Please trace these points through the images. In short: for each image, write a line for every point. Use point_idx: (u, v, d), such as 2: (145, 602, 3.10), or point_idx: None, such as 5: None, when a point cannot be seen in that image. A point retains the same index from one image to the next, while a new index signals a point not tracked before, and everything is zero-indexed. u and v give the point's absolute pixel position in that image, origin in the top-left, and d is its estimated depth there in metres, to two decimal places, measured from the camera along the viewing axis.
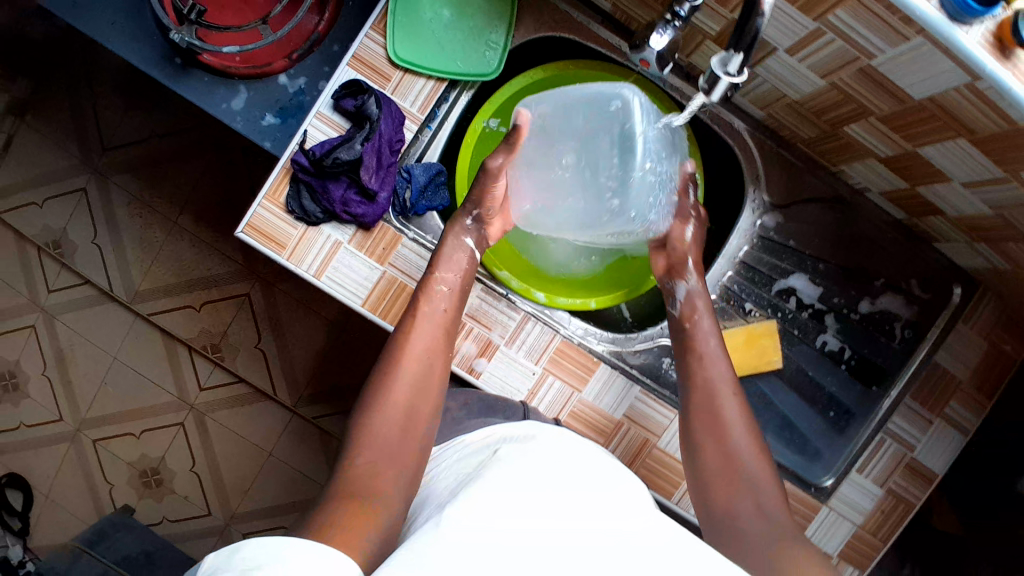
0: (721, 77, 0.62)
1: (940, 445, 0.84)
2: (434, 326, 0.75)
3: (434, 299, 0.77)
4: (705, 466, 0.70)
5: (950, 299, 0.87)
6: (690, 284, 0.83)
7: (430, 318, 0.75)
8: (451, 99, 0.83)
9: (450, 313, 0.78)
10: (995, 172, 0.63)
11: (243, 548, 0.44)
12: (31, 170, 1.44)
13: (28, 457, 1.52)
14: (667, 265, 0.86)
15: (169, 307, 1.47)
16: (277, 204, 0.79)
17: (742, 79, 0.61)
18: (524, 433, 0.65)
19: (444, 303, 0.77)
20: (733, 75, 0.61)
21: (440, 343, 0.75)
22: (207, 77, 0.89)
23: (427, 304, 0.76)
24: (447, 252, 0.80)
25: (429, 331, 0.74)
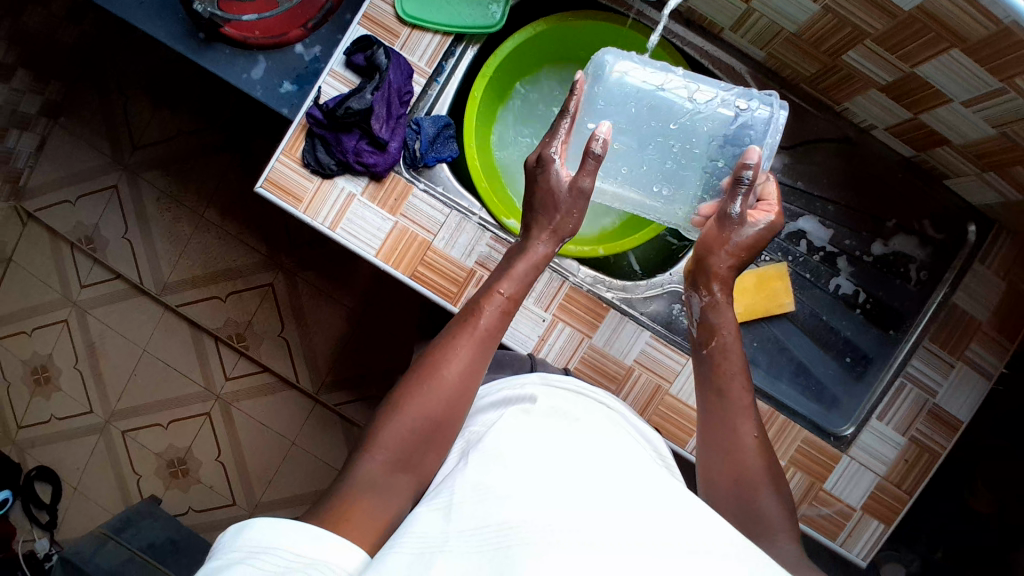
0: None
1: (964, 389, 0.81)
2: (485, 340, 0.70)
3: (493, 310, 0.72)
4: (715, 397, 0.70)
5: (965, 239, 0.86)
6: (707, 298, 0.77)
7: (487, 329, 0.71)
8: (457, 53, 0.86)
9: (504, 329, 0.73)
10: (991, 83, 0.64)
11: (250, 527, 0.49)
12: (66, 169, 1.50)
13: (60, 449, 1.56)
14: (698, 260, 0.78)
15: (196, 298, 1.50)
16: (293, 159, 0.81)
17: None
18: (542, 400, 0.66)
19: (501, 317, 0.72)
20: None
21: (488, 357, 0.70)
22: (229, 49, 0.93)
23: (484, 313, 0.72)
24: (516, 269, 0.75)
25: (482, 341, 0.70)
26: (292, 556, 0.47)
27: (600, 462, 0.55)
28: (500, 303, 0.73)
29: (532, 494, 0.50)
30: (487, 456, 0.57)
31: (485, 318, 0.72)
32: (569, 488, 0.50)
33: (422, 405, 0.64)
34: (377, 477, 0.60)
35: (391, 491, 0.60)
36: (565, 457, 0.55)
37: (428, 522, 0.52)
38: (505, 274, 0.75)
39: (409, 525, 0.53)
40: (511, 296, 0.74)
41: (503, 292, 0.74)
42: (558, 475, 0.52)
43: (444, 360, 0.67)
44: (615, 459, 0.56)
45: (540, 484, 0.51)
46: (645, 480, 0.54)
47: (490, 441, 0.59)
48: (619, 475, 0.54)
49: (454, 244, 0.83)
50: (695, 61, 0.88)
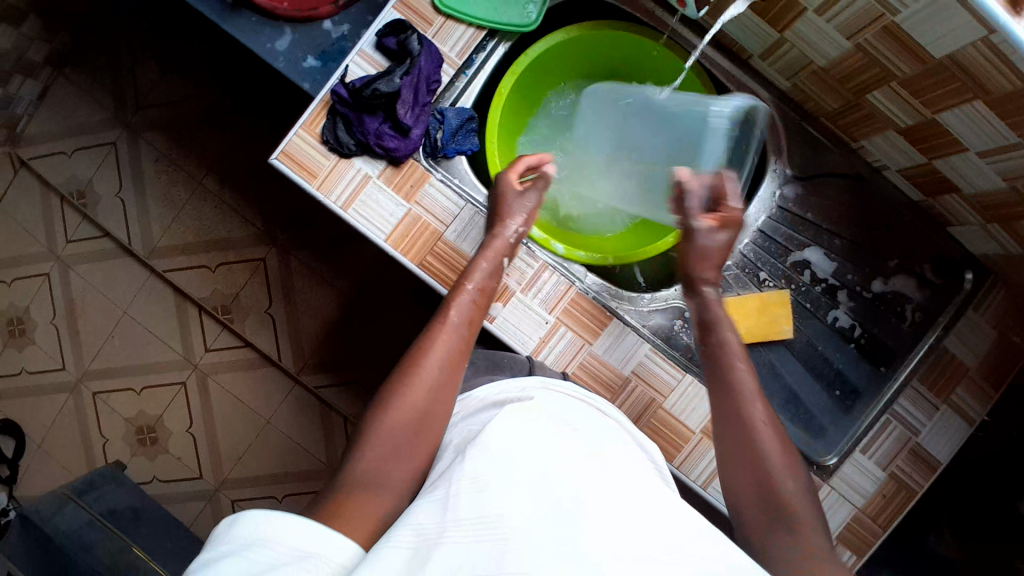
0: None
1: (946, 432, 0.83)
2: (458, 332, 0.72)
3: (463, 304, 0.74)
4: None
5: (962, 285, 0.88)
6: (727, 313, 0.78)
7: (456, 321, 0.73)
8: (488, 48, 0.86)
9: (476, 321, 0.75)
10: (1010, 137, 0.66)
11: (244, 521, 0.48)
12: (65, 120, 1.47)
13: (29, 405, 1.52)
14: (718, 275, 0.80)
15: (183, 265, 1.48)
16: (312, 134, 0.81)
17: None
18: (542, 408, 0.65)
19: (470, 309, 0.75)
20: None
21: (462, 350, 0.71)
22: (255, 17, 0.92)
23: (453, 309, 0.74)
24: (480, 262, 0.78)
25: (456, 335, 0.72)
26: (284, 551, 0.46)
27: (596, 479, 0.53)
28: (469, 296, 0.75)
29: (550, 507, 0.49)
30: (484, 456, 0.55)
31: (455, 313, 0.74)
32: (564, 513, 0.49)
33: (405, 400, 0.64)
34: (371, 461, 0.60)
35: (388, 477, 0.59)
36: (563, 475, 0.53)
37: (426, 516, 0.51)
38: (470, 271, 0.77)
39: (405, 517, 0.52)
40: (478, 289, 0.76)
41: (471, 285, 0.76)
42: (554, 498, 0.51)
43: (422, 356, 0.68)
44: (621, 474, 0.56)
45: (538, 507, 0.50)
46: (643, 500, 0.53)
47: (490, 441, 0.57)
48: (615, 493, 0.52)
49: (466, 239, 0.83)
50: (719, 84, 0.89)
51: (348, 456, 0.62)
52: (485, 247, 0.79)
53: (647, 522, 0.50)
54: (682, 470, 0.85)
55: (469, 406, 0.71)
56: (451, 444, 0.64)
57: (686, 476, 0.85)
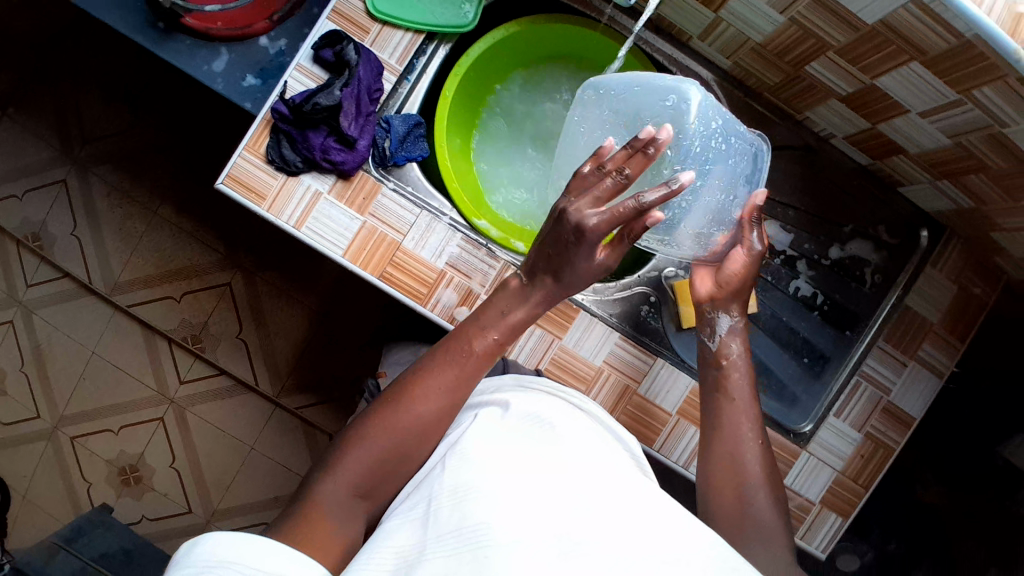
0: None
1: (916, 387, 0.85)
2: (462, 382, 0.67)
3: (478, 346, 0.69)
4: None
5: (918, 243, 0.89)
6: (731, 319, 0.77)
7: (473, 359, 0.68)
8: (428, 52, 0.85)
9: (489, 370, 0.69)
10: (949, 95, 0.67)
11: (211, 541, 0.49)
12: (12, 163, 1.44)
13: (5, 456, 1.48)
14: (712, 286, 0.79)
15: (149, 298, 1.45)
16: (257, 155, 0.80)
17: None
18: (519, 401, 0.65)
19: (485, 356, 0.69)
20: None
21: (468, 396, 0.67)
22: (189, 40, 0.90)
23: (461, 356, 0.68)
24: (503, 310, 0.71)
25: (467, 373, 0.67)
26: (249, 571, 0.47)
27: (569, 468, 0.55)
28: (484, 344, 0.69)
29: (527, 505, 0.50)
30: (459, 461, 0.56)
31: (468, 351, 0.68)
32: (534, 503, 0.50)
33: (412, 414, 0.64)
34: None
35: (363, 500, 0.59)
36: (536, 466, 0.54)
37: (407, 531, 0.52)
38: (490, 314, 0.71)
39: (388, 532, 0.53)
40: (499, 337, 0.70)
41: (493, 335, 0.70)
42: (526, 489, 0.51)
43: (422, 395, 0.65)
44: (597, 461, 0.56)
45: (510, 497, 0.50)
46: (617, 485, 0.54)
47: (465, 445, 0.59)
48: (588, 480, 0.53)
49: (425, 245, 0.82)
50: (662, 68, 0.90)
51: (323, 477, 0.61)
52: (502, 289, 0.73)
53: (621, 505, 0.51)
54: (664, 452, 0.85)
55: None
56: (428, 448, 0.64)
57: (667, 459, 0.85)
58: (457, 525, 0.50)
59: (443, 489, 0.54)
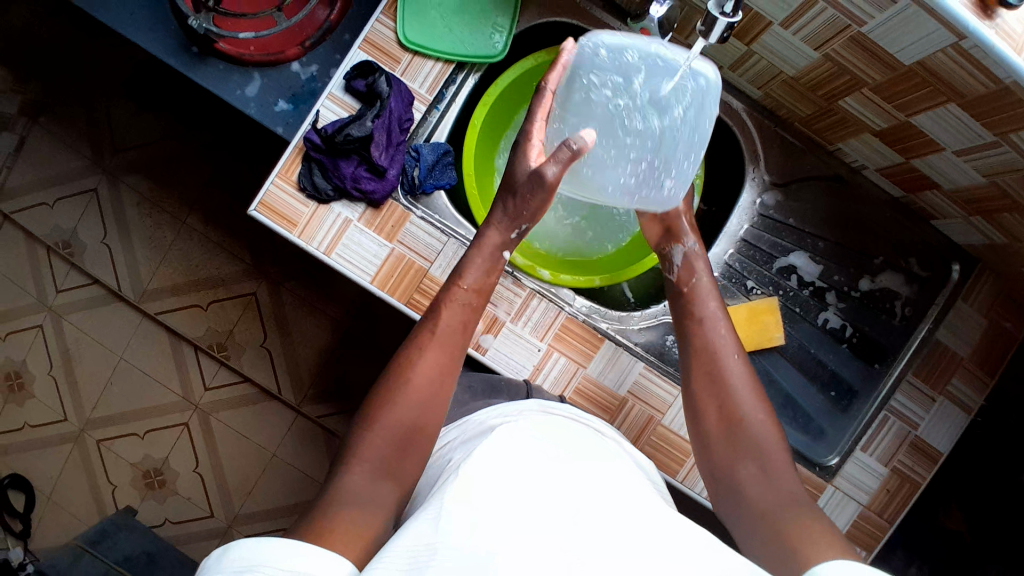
0: (717, 17, 0.64)
1: (945, 421, 0.85)
2: (449, 336, 0.73)
3: (455, 307, 0.75)
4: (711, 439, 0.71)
5: (949, 277, 0.88)
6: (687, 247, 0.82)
7: (447, 325, 0.74)
8: (458, 81, 0.85)
9: (470, 324, 0.76)
10: (987, 136, 0.66)
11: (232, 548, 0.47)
12: (44, 171, 1.46)
13: (34, 457, 1.51)
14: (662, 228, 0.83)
15: (177, 306, 1.48)
16: (289, 182, 0.80)
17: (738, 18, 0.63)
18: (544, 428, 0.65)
19: (466, 312, 0.76)
20: (729, 15, 0.63)
21: (456, 356, 0.73)
22: (222, 64, 0.91)
23: (447, 311, 0.74)
24: (476, 260, 0.77)
25: (444, 341, 0.73)
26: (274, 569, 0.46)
27: (594, 498, 0.54)
28: (463, 296, 0.76)
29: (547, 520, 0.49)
30: (476, 474, 0.55)
31: (446, 318, 0.74)
32: (557, 528, 0.49)
33: (395, 413, 0.66)
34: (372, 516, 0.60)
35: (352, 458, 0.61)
36: (556, 490, 0.53)
37: (419, 531, 0.50)
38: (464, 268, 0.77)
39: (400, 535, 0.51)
40: (475, 289, 0.77)
41: (465, 286, 0.76)
42: (551, 507, 0.50)
43: (416, 360, 0.71)
44: (620, 493, 0.56)
45: (530, 519, 0.49)
46: (645, 516, 0.53)
47: (482, 458, 0.57)
48: (613, 512, 0.52)
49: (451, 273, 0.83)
50: None
51: None
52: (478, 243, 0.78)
53: (651, 536, 0.50)
54: (686, 484, 0.85)
55: (467, 430, 0.70)
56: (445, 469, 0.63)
57: (691, 490, 0.85)
58: (473, 534, 0.47)
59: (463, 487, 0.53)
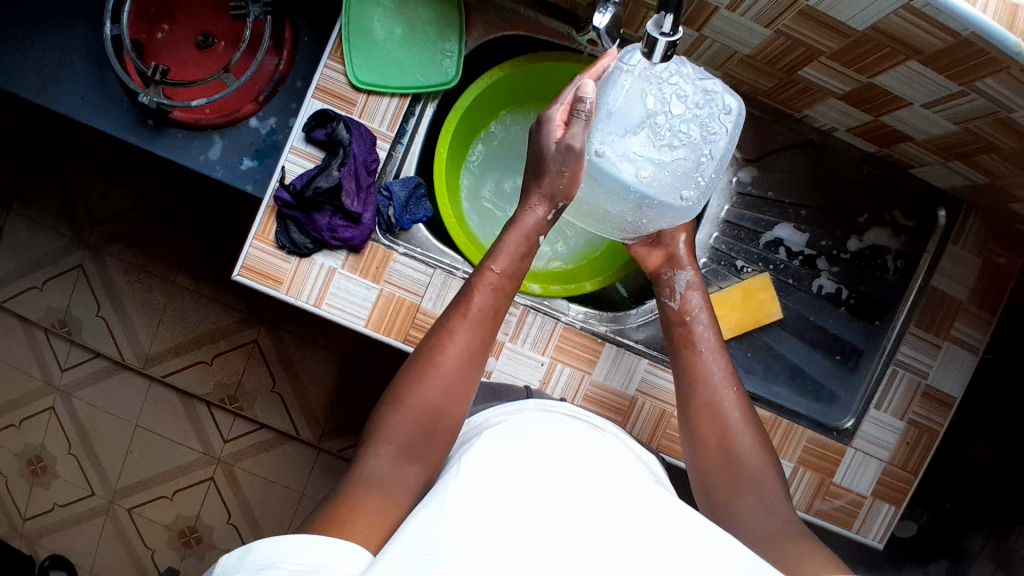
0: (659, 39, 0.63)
1: (952, 368, 0.86)
2: (482, 319, 0.73)
3: (486, 289, 0.74)
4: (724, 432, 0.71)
5: (936, 222, 0.88)
6: (688, 275, 0.83)
7: (480, 307, 0.73)
8: (416, 112, 0.85)
9: (499, 306, 0.75)
10: (951, 87, 0.65)
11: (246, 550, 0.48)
12: (28, 255, 1.46)
13: (69, 536, 1.52)
14: (663, 257, 0.85)
15: (181, 366, 1.48)
16: (267, 241, 0.80)
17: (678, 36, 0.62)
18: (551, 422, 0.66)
19: (497, 297, 0.75)
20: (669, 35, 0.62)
21: (484, 340, 0.73)
22: (182, 132, 0.91)
23: (478, 294, 0.74)
24: (509, 243, 0.77)
25: (476, 322, 0.73)
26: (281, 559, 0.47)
27: (608, 495, 0.54)
28: (492, 280, 0.75)
29: (554, 516, 0.50)
30: (487, 472, 0.54)
31: (478, 299, 0.74)
32: (569, 531, 0.49)
33: (420, 392, 0.67)
34: None
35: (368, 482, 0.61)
36: (569, 488, 0.53)
37: (428, 524, 0.50)
38: (497, 252, 0.77)
39: (410, 531, 0.51)
40: (506, 273, 0.76)
41: (496, 269, 0.76)
42: (559, 501, 0.51)
43: (446, 342, 0.71)
44: (630, 486, 0.56)
45: (542, 519, 0.49)
46: (661, 513, 0.54)
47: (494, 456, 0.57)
48: (629, 510, 0.52)
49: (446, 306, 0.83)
50: None
51: None
52: (514, 223, 0.78)
53: (668, 536, 0.51)
54: None
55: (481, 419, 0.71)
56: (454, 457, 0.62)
57: None
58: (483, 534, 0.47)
59: (473, 478, 0.54)
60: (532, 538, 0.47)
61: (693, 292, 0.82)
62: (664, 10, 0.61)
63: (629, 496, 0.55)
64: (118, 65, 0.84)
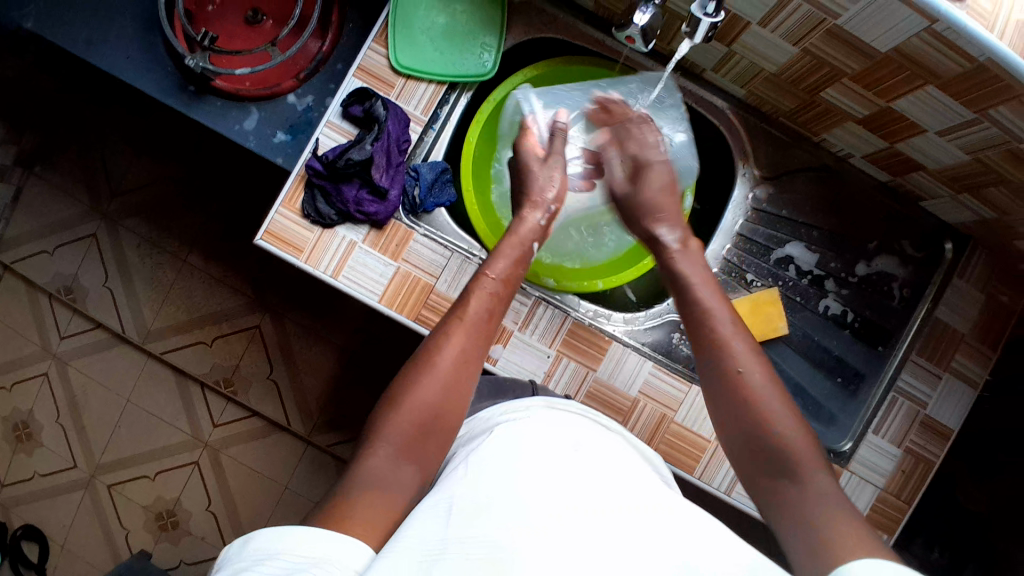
0: (701, 19, 0.67)
1: (952, 399, 0.87)
2: (479, 322, 0.73)
3: (483, 295, 0.75)
4: None
5: (943, 256, 0.91)
6: None
7: (478, 313, 0.73)
8: (451, 100, 0.88)
9: (496, 313, 0.76)
10: (966, 114, 0.68)
11: (254, 541, 0.49)
12: (43, 220, 1.48)
13: (45, 507, 1.50)
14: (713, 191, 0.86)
15: (182, 344, 1.48)
16: (293, 210, 0.82)
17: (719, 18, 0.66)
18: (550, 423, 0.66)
19: (492, 301, 0.75)
20: (711, 16, 0.66)
21: (483, 343, 0.73)
22: (220, 101, 0.93)
23: (476, 299, 0.74)
24: (504, 251, 0.78)
25: (475, 329, 0.72)
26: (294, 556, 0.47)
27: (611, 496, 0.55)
28: (490, 287, 0.75)
29: (553, 516, 0.51)
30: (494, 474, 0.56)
31: (475, 305, 0.74)
32: (574, 518, 0.51)
33: (419, 394, 0.65)
34: None
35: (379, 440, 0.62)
36: (574, 492, 0.54)
37: (429, 527, 0.52)
38: (494, 257, 0.78)
39: (410, 530, 0.52)
40: (502, 279, 0.77)
41: (493, 275, 0.76)
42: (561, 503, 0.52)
43: (444, 344, 0.70)
44: (624, 482, 0.57)
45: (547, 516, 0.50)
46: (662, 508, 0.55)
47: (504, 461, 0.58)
48: (636, 508, 0.54)
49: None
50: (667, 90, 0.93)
51: None
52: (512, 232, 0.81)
53: (671, 535, 0.51)
54: (704, 479, 0.86)
55: (473, 427, 0.72)
56: (455, 464, 0.63)
57: (709, 485, 0.86)
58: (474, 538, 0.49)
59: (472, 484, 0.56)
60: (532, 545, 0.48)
61: None
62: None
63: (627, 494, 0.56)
64: (169, 29, 0.87)
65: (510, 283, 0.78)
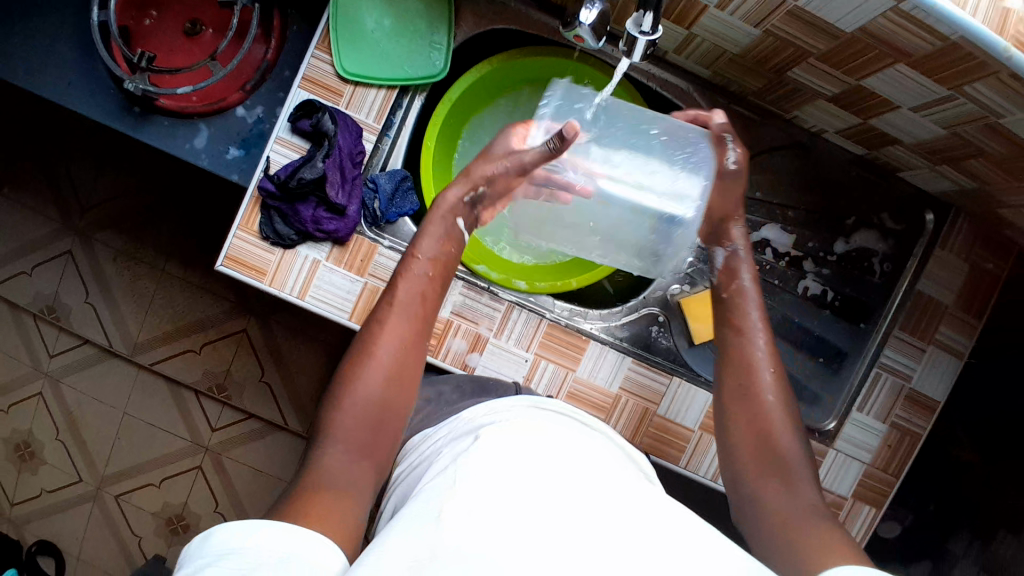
0: (638, 37, 0.63)
1: (935, 372, 0.85)
2: (413, 307, 0.73)
3: (414, 277, 0.74)
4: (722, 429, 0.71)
5: (924, 227, 0.88)
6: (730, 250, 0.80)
7: (409, 296, 0.73)
8: (404, 104, 0.85)
9: (430, 293, 0.75)
10: (940, 91, 0.65)
11: (216, 533, 0.47)
12: (17, 240, 1.45)
13: (57, 521, 1.51)
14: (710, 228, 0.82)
15: (169, 354, 1.47)
16: (251, 233, 0.79)
17: (657, 35, 0.63)
18: (523, 424, 0.64)
19: (424, 283, 0.75)
20: (649, 33, 0.62)
21: (418, 323, 0.73)
22: (168, 120, 0.90)
23: (405, 281, 0.74)
24: (430, 230, 0.77)
25: (410, 313, 0.72)
26: (262, 550, 0.46)
27: (595, 493, 0.53)
28: (420, 267, 0.75)
29: (533, 524, 0.48)
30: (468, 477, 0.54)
31: (406, 287, 0.74)
32: (558, 523, 0.48)
33: (360, 386, 0.66)
34: None
35: (350, 469, 0.61)
36: (554, 487, 0.52)
37: (412, 530, 0.49)
38: (421, 238, 0.77)
39: (384, 537, 0.50)
40: (432, 259, 0.76)
41: (422, 256, 0.76)
42: (538, 509, 0.49)
43: (379, 331, 0.70)
44: (604, 483, 0.55)
45: (527, 523, 0.48)
46: (646, 508, 0.53)
47: (473, 457, 0.57)
48: (619, 509, 0.52)
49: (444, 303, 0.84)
50: (629, 75, 0.89)
51: None
52: (434, 207, 0.79)
53: (658, 537, 0.50)
54: (691, 468, 0.86)
55: (459, 427, 0.69)
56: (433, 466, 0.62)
57: (696, 474, 0.86)
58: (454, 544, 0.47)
59: (449, 488, 0.53)
60: (515, 538, 0.47)
61: (737, 263, 0.80)
62: (643, 8, 0.61)
63: (607, 496, 0.53)
64: (105, 52, 0.83)
65: (442, 263, 0.77)
